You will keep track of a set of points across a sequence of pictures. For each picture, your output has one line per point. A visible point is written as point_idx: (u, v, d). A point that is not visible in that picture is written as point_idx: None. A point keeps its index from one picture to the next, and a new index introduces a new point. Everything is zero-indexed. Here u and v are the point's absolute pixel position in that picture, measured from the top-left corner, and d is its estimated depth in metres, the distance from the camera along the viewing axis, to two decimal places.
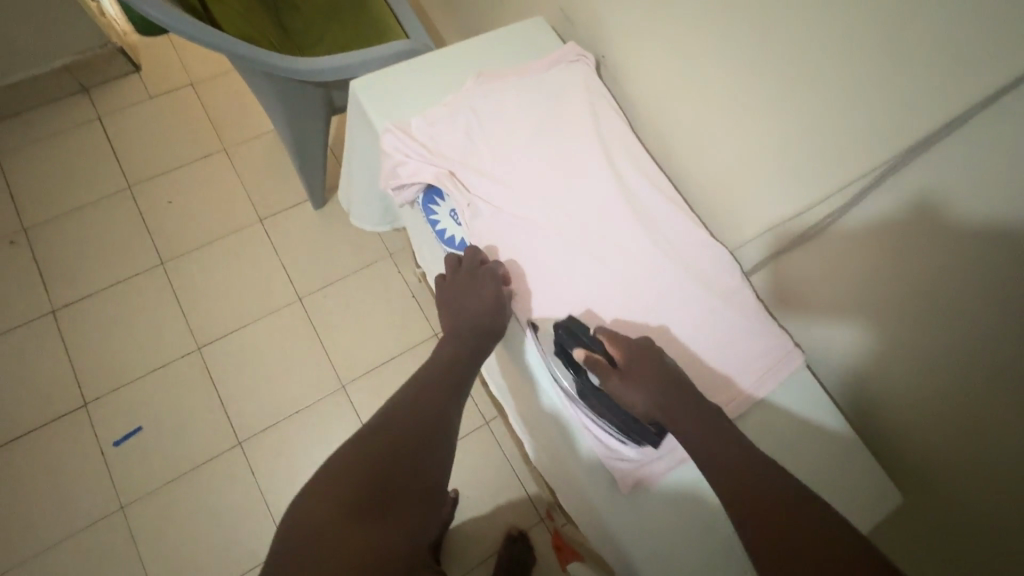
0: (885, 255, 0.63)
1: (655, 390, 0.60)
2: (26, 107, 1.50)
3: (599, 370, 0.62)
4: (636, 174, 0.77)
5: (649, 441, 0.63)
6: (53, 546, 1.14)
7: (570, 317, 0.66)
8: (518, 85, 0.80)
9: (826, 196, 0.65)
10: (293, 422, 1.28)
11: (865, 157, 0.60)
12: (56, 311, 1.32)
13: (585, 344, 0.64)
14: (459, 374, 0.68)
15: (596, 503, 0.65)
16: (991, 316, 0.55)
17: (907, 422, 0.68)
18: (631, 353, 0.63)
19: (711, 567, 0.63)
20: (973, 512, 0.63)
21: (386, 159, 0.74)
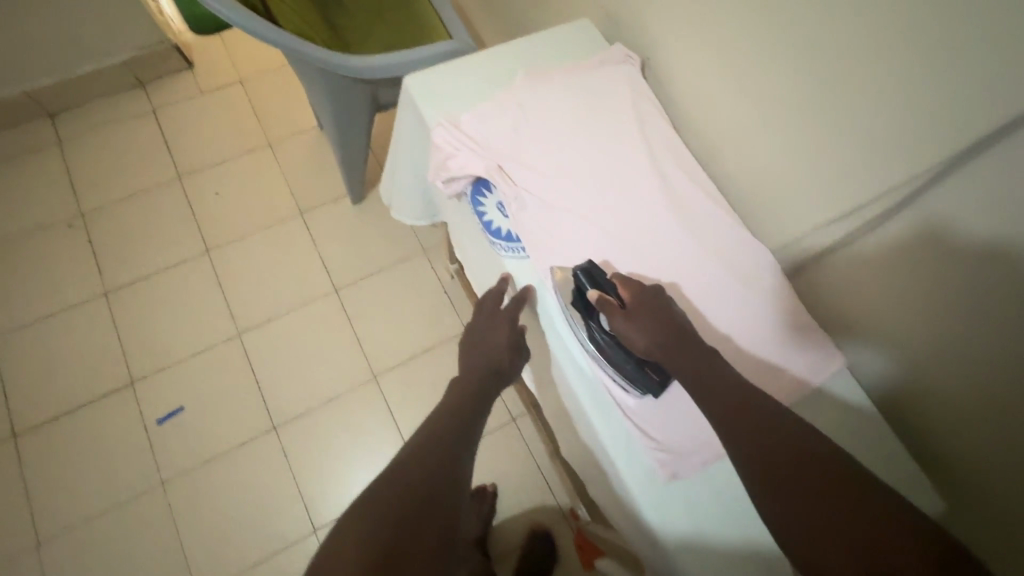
0: (912, 262, 0.66)
1: (656, 330, 0.65)
2: (89, 98, 1.66)
3: (608, 310, 0.66)
4: (681, 178, 0.79)
5: (650, 391, 0.68)
6: (100, 514, 1.26)
7: (591, 262, 0.70)
8: (566, 81, 0.81)
9: (879, 194, 0.66)
10: (327, 409, 1.38)
11: (919, 157, 0.61)
12: (107, 294, 1.45)
13: (599, 287, 0.69)
14: (472, 407, 0.73)
15: (633, 491, 0.68)
16: (1008, 324, 0.58)
17: (928, 415, 0.71)
18: (639, 297, 0.67)
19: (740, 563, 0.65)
20: (986, 496, 0.68)
21: (436, 151, 0.77)
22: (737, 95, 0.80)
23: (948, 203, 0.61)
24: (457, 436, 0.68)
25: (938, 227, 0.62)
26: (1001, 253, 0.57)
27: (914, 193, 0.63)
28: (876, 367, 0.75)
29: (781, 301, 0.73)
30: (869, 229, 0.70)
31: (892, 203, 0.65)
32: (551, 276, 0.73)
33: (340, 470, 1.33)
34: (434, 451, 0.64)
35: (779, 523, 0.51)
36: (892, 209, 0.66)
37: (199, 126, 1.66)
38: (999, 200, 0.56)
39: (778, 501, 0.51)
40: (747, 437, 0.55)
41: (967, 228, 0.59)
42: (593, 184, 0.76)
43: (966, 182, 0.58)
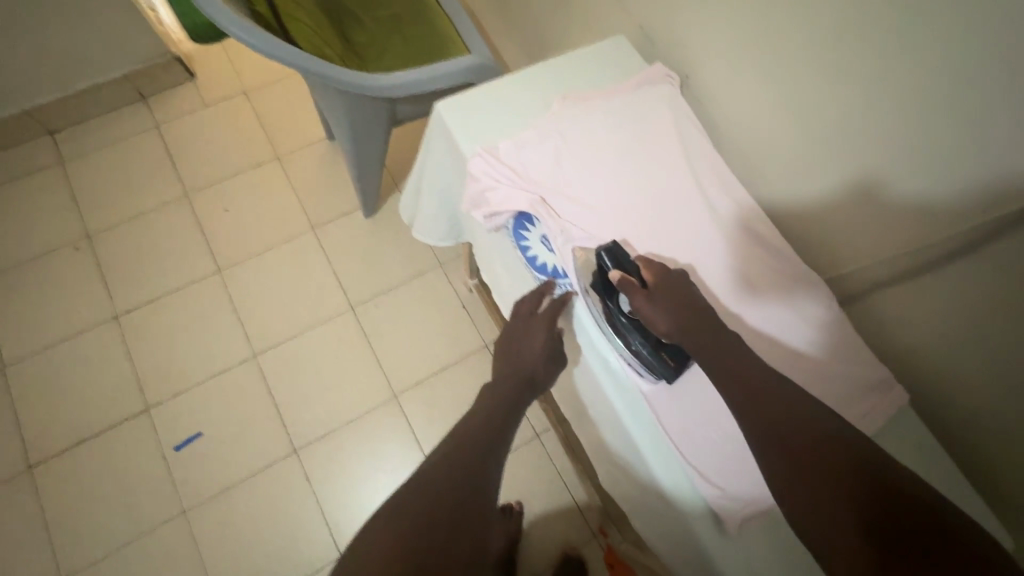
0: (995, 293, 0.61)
1: (679, 313, 0.62)
2: (89, 113, 1.61)
3: (629, 290, 0.64)
4: (728, 204, 0.76)
5: (666, 376, 0.67)
6: (121, 547, 1.23)
7: (615, 241, 0.67)
8: (605, 106, 0.78)
9: (953, 231, 0.62)
10: (348, 430, 1.35)
11: (998, 196, 0.57)
12: (118, 317, 1.41)
13: (622, 267, 0.66)
14: (503, 419, 0.70)
15: (703, 536, 0.65)
16: None
17: (998, 435, 0.66)
18: (663, 278, 0.64)
19: None
20: None
21: (473, 183, 0.74)
22: (783, 118, 0.78)
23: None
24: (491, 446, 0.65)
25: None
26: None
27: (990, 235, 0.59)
28: (942, 408, 0.71)
29: (835, 328, 0.70)
30: (935, 268, 0.66)
31: (966, 244, 0.61)
32: (572, 257, 0.71)
33: (365, 493, 1.31)
34: (467, 460, 0.61)
35: (795, 512, 0.48)
36: (967, 248, 0.61)
37: (204, 140, 1.61)
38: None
39: (795, 488, 0.48)
40: (770, 436, 0.51)
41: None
42: (639, 215, 0.73)
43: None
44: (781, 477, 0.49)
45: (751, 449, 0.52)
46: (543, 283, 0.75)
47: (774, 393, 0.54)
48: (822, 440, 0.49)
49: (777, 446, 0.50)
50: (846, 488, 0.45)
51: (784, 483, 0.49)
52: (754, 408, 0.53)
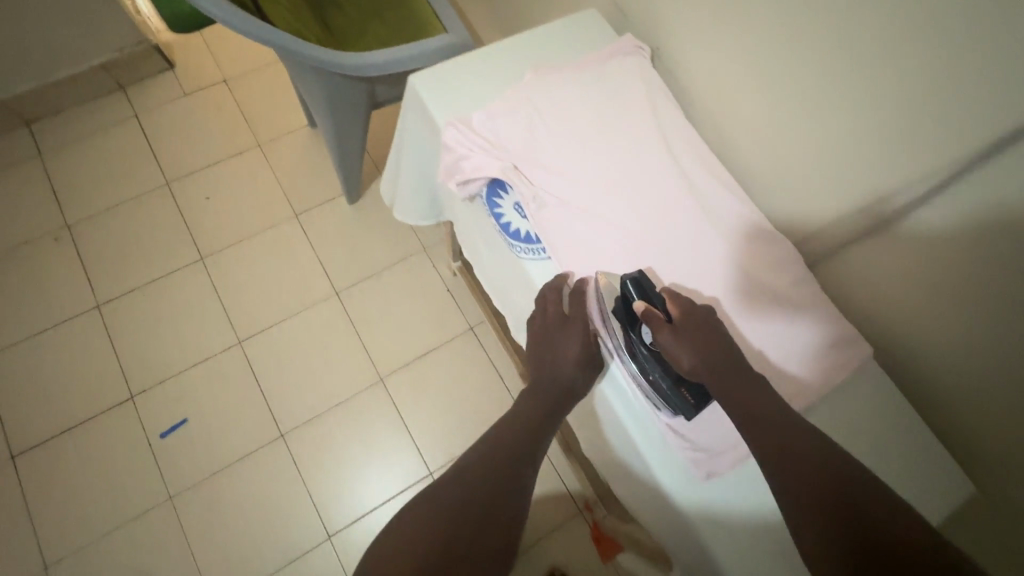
0: (960, 239, 0.63)
1: (705, 351, 0.63)
2: (67, 104, 1.59)
3: (654, 323, 0.64)
4: (699, 169, 0.77)
5: (683, 412, 0.66)
6: (107, 534, 1.23)
7: (641, 271, 0.67)
8: (578, 77, 0.78)
9: (916, 182, 0.64)
10: (334, 414, 1.36)
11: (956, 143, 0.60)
12: (100, 307, 1.41)
13: (647, 298, 0.66)
14: (538, 428, 0.70)
15: (665, 483, 0.68)
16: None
17: (967, 400, 0.68)
18: (687, 314, 0.65)
19: (773, 553, 0.65)
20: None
21: (447, 153, 0.75)
22: (752, 86, 0.79)
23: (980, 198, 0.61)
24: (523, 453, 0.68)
25: (982, 218, 0.61)
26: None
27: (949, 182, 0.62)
28: (908, 364, 0.73)
29: (804, 290, 0.72)
30: (902, 217, 0.68)
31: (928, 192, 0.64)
32: (593, 281, 0.71)
33: (353, 475, 1.31)
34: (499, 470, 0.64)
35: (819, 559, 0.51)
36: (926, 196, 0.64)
37: (185, 130, 1.60)
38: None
39: (817, 531, 0.51)
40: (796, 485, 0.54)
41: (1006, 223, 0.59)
42: (613, 183, 0.74)
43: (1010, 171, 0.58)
44: (806, 526, 0.52)
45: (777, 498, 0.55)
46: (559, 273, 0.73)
47: (799, 442, 0.57)
48: (837, 475, 0.54)
49: (800, 483, 0.54)
50: (858, 522, 0.50)
51: (809, 529, 0.52)
52: (768, 432, 0.58)
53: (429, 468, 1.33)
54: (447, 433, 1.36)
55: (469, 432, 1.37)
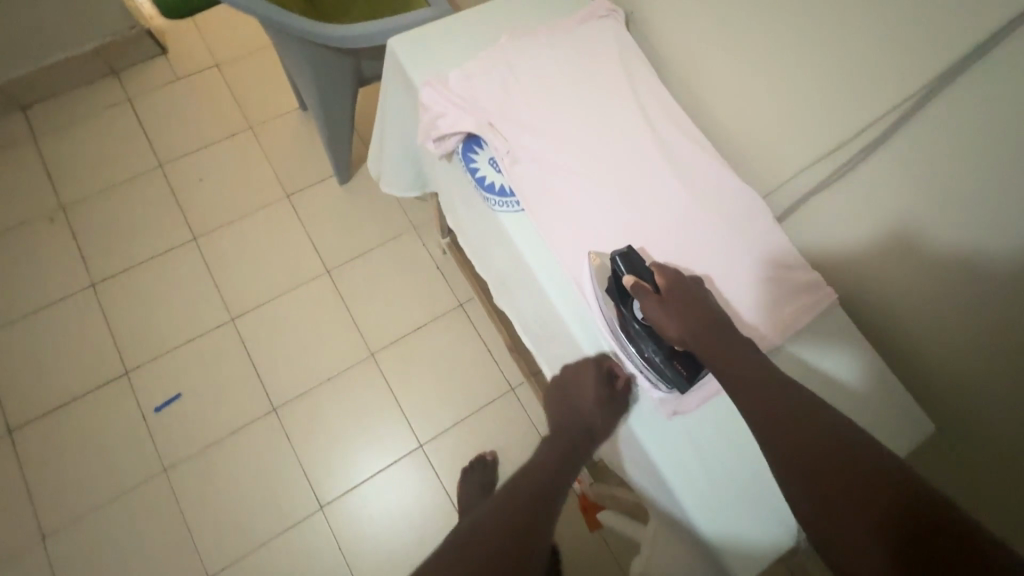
0: (918, 175, 0.65)
1: (692, 321, 0.65)
2: (60, 88, 1.61)
3: (642, 295, 0.67)
4: (671, 128, 0.79)
5: (678, 387, 0.68)
6: (103, 505, 1.25)
7: (630, 247, 0.70)
8: (552, 39, 0.81)
9: (869, 125, 0.68)
10: (325, 388, 1.38)
11: (905, 82, 0.63)
12: (95, 285, 1.43)
13: (636, 273, 0.69)
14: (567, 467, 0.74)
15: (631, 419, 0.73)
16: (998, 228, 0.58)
17: (930, 348, 0.69)
18: (674, 286, 0.67)
19: (741, 486, 0.68)
20: (990, 433, 0.65)
21: (425, 112, 0.78)
22: (724, 45, 0.81)
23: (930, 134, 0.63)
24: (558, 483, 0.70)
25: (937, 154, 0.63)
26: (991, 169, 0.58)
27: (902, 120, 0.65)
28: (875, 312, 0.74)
29: (772, 242, 0.74)
30: (864, 158, 0.70)
31: (884, 132, 0.67)
32: (587, 262, 0.72)
33: (345, 448, 1.34)
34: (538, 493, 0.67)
35: (817, 529, 0.51)
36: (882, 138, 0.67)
37: (178, 114, 1.62)
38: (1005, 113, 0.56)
39: (815, 501, 0.51)
40: (791, 454, 0.54)
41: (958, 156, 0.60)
42: (585, 140, 0.76)
43: (958, 103, 0.61)
44: (801, 496, 0.52)
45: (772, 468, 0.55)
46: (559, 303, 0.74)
47: (792, 407, 0.56)
48: (833, 440, 0.53)
49: (795, 452, 0.54)
50: (857, 491, 0.50)
51: (805, 500, 0.52)
52: (777, 430, 0.55)
53: (419, 440, 1.35)
54: (437, 406, 1.38)
55: (458, 406, 1.39)
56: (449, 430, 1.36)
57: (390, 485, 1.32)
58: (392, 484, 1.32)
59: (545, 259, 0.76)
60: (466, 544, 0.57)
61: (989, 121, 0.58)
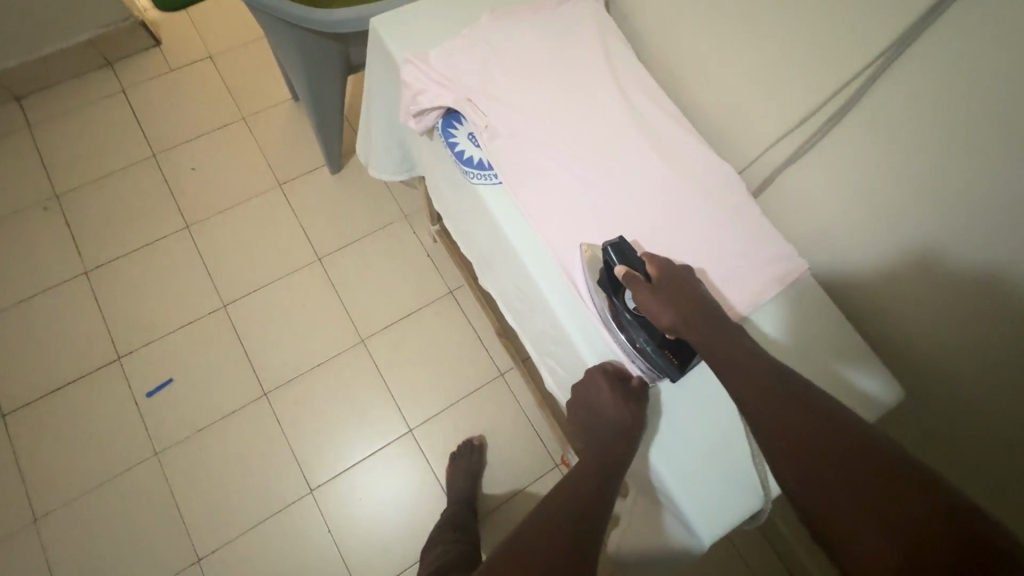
0: (880, 140, 0.67)
1: (684, 308, 0.63)
2: (55, 79, 1.63)
3: (634, 284, 0.65)
4: (648, 104, 0.80)
5: (670, 375, 0.67)
6: (94, 488, 1.26)
7: (621, 238, 0.69)
8: (533, 18, 0.83)
9: (834, 93, 0.70)
10: (316, 374, 1.39)
11: (868, 48, 0.66)
12: (89, 273, 1.44)
13: (629, 262, 0.67)
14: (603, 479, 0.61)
15: None
16: (961, 183, 0.60)
17: (905, 316, 0.70)
18: (666, 274, 0.66)
19: (709, 449, 0.68)
20: (970, 398, 0.66)
21: (406, 89, 0.80)
22: (701, 23, 0.83)
23: (890, 102, 0.66)
24: (591, 497, 0.58)
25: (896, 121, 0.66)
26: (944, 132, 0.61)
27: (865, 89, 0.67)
28: (844, 285, 0.76)
29: (746, 214, 0.75)
30: (830, 130, 0.72)
31: (847, 101, 0.69)
32: (580, 253, 0.72)
33: (335, 432, 1.35)
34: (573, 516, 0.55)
35: (803, 496, 0.48)
36: (847, 108, 0.70)
37: (171, 104, 1.64)
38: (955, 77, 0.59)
39: (801, 468, 0.49)
40: (778, 424, 0.52)
41: (915, 120, 0.63)
42: (561, 114, 0.77)
43: (916, 68, 0.63)
44: (786, 463, 0.50)
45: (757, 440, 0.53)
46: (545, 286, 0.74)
47: (779, 382, 0.55)
48: (820, 411, 0.52)
49: (781, 421, 0.52)
50: (844, 456, 0.47)
51: (790, 467, 0.49)
52: (763, 404, 0.54)
53: (408, 425, 1.36)
54: (427, 391, 1.39)
55: (447, 391, 1.40)
56: (438, 415, 1.37)
57: (379, 469, 1.33)
58: (381, 468, 1.33)
59: (526, 236, 0.77)
60: None
61: (945, 86, 0.60)
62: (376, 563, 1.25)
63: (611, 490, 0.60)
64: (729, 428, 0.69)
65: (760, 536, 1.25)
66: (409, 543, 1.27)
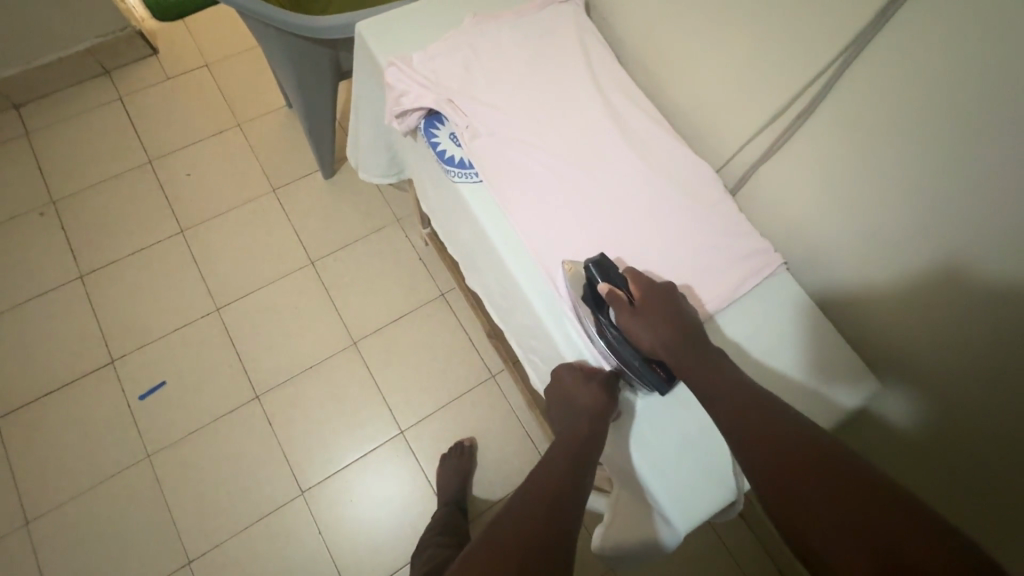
0: (847, 135, 0.69)
1: (664, 329, 0.65)
2: (53, 88, 1.65)
3: (616, 305, 0.66)
4: (625, 102, 0.83)
5: (659, 389, 0.67)
6: (85, 491, 1.27)
7: (603, 254, 0.69)
8: (513, 22, 0.87)
9: (801, 91, 0.72)
10: (308, 376, 1.40)
11: (830, 48, 0.67)
12: (84, 277, 1.46)
13: (610, 280, 0.68)
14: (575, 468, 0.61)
15: None
16: (926, 175, 0.62)
17: (888, 321, 0.72)
18: (648, 293, 0.67)
19: (684, 440, 0.70)
20: (956, 402, 0.67)
21: (390, 90, 0.82)
22: (675, 25, 0.85)
23: (852, 97, 0.67)
24: (565, 479, 0.60)
25: (863, 115, 0.67)
26: (909, 124, 0.62)
27: (830, 86, 0.69)
28: (832, 286, 0.77)
29: (722, 209, 0.77)
30: (800, 127, 0.74)
31: (814, 97, 0.70)
32: (562, 270, 0.72)
33: (326, 434, 1.35)
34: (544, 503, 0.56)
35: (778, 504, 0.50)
36: (814, 103, 0.71)
37: (167, 111, 1.66)
38: (911, 74, 0.61)
39: (777, 475, 0.51)
40: (757, 433, 0.55)
41: (878, 115, 0.65)
42: (539, 115, 0.80)
43: (873, 67, 0.65)
44: (762, 471, 0.52)
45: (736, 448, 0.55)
46: (525, 284, 0.75)
47: (760, 400, 0.58)
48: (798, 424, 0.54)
49: (758, 430, 0.55)
50: (817, 465, 0.50)
51: (766, 475, 0.52)
52: (743, 416, 0.57)
53: (400, 427, 1.37)
54: (418, 393, 1.40)
55: (438, 393, 1.40)
56: (429, 417, 1.38)
57: (370, 471, 1.33)
58: (372, 470, 1.33)
59: (506, 234, 0.78)
60: None
61: (902, 82, 0.62)
62: (366, 565, 1.25)
63: (585, 478, 0.61)
64: (704, 419, 0.70)
65: (753, 537, 1.24)
66: (399, 545, 1.27)
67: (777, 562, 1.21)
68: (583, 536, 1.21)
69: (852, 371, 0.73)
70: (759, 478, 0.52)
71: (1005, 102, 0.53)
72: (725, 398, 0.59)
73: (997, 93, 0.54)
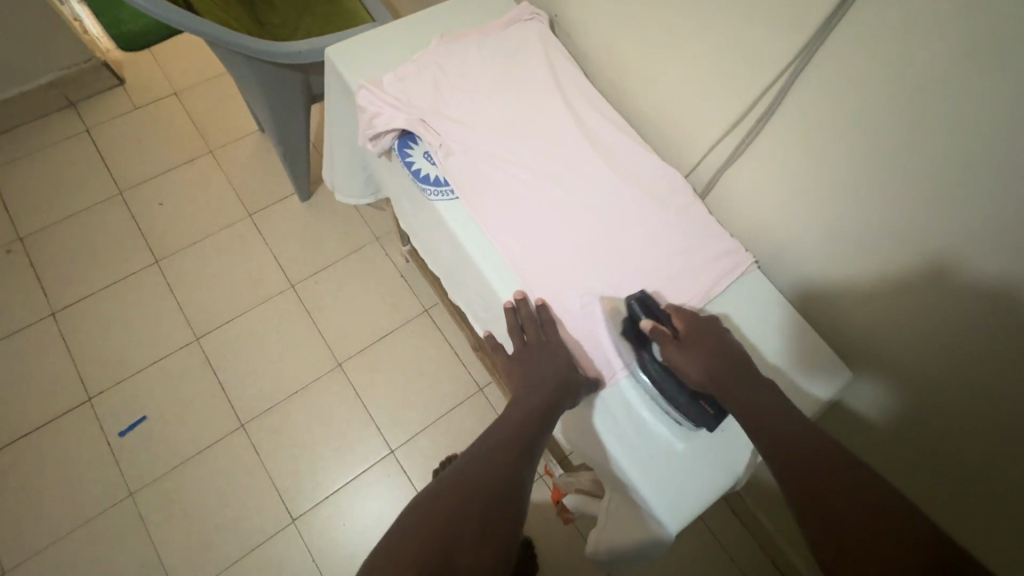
0: (800, 140, 0.72)
1: (712, 363, 0.65)
2: (16, 122, 1.62)
3: (660, 339, 0.67)
4: (592, 113, 0.85)
5: (706, 423, 0.67)
6: (64, 535, 1.23)
7: (644, 292, 0.72)
8: (480, 41, 0.89)
9: (754, 102, 0.75)
10: (292, 401, 1.38)
11: (774, 60, 0.70)
12: (56, 314, 1.42)
13: (654, 316, 0.70)
14: (533, 432, 0.65)
15: None
16: (877, 173, 0.65)
17: (871, 326, 0.75)
18: (692, 328, 0.68)
19: (671, 458, 0.70)
20: (940, 403, 0.70)
21: (363, 113, 0.83)
22: (633, 39, 0.88)
23: (799, 104, 0.70)
24: (502, 486, 0.57)
25: (813, 121, 0.69)
26: (856, 125, 0.65)
27: (782, 94, 0.71)
28: (808, 283, 0.81)
29: (693, 214, 0.80)
30: (757, 133, 0.77)
31: (769, 106, 0.73)
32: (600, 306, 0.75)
33: (315, 458, 1.33)
34: (502, 463, 0.60)
35: (826, 544, 0.49)
36: (770, 111, 0.73)
37: (136, 141, 1.65)
38: (847, 82, 0.64)
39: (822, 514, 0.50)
40: (796, 464, 0.54)
41: (826, 121, 0.68)
42: (513, 130, 0.82)
43: (812, 78, 0.67)
44: (805, 507, 0.52)
45: (781, 484, 0.55)
46: (505, 299, 0.76)
47: (774, 425, 0.58)
48: (829, 451, 0.55)
49: (795, 465, 0.54)
50: (859, 502, 0.49)
51: (812, 514, 0.51)
52: (778, 446, 0.56)
53: (389, 446, 1.36)
54: (406, 411, 1.39)
55: (426, 409, 1.40)
56: (418, 434, 1.37)
57: (361, 493, 1.31)
58: (364, 493, 1.31)
59: (485, 249, 0.78)
60: (418, 520, 0.51)
61: (841, 90, 0.65)
62: None
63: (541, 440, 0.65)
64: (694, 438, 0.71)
65: (749, 536, 1.25)
66: None
67: (771, 558, 1.22)
68: (578, 544, 1.21)
69: (828, 364, 0.75)
70: (809, 525, 0.51)
71: (946, 98, 0.55)
72: (758, 430, 0.58)
73: (928, 95, 0.57)
